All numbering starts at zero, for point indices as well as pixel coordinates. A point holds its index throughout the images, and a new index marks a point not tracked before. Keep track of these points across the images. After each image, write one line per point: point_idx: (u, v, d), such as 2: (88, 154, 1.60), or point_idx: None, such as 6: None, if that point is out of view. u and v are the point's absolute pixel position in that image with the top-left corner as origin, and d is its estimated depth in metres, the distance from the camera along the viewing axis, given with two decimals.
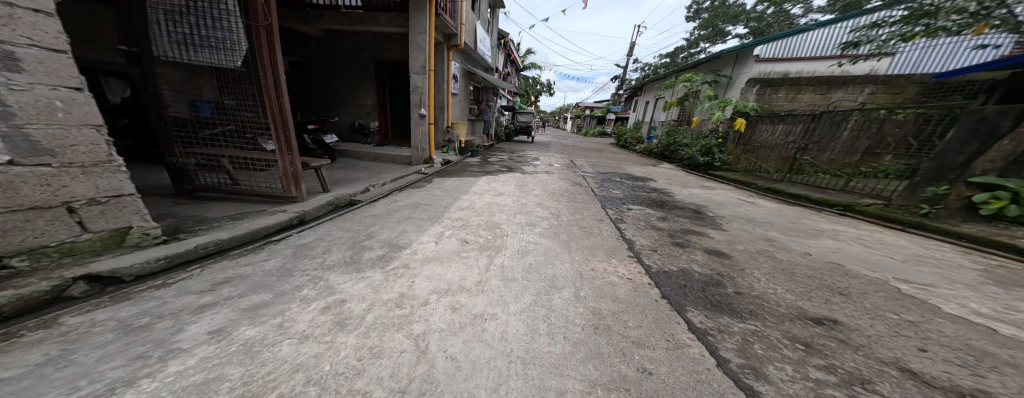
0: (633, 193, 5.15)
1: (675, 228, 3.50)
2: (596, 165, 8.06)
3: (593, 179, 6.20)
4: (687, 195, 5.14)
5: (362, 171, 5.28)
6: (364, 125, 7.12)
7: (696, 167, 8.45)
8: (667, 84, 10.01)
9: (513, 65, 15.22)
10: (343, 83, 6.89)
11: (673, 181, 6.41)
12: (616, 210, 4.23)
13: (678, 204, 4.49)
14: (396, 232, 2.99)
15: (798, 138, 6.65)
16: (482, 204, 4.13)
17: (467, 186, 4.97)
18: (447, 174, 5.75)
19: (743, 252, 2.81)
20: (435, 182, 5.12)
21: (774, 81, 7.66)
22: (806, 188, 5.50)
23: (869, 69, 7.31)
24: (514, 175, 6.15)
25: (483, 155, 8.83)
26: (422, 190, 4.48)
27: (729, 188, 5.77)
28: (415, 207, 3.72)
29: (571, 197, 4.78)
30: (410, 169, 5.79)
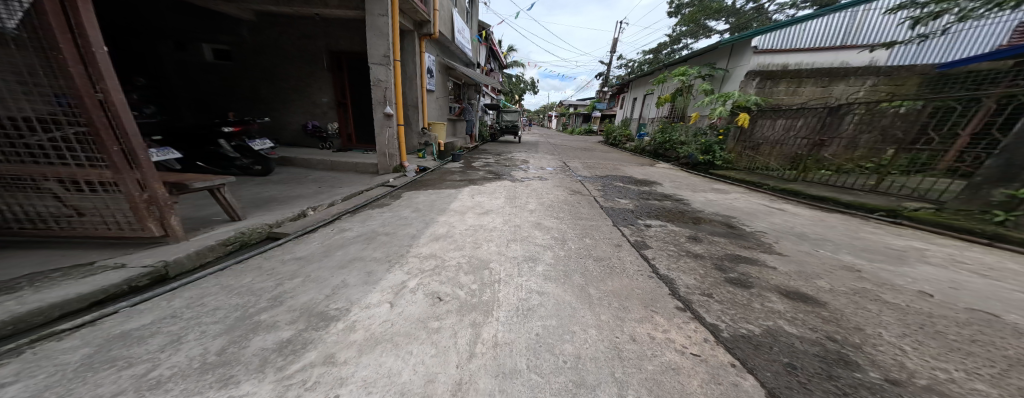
0: (645, 203, 4.34)
1: (720, 252, 2.67)
2: (591, 168, 7.26)
3: (594, 186, 5.34)
4: (706, 202, 4.39)
5: (307, 184, 4.09)
6: (319, 128, 5.90)
7: (696, 166, 7.85)
8: (659, 79, 9.30)
9: (494, 62, 14.18)
10: (290, 76, 5.62)
11: (680, 184, 5.69)
12: (634, 228, 3.37)
13: (704, 216, 3.70)
14: (328, 287, 1.92)
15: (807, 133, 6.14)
16: (463, 230, 3.12)
17: (444, 201, 3.95)
18: (419, 186, 4.67)
19: (835, 293, 2.00)
20: (403, 197, 4.04)
21: (774, 72, 6.81)
22: (826, 188, 4.89)
23: (870, 58, 6.52)
24: (500, 183, 5.17)
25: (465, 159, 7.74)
26: (383, 211, 3.38)
27: (744, 191, 5.10)
28: (369, 239, 2.66)
29: (574, 212, 3.87)
30: (375, 181, 4.65)
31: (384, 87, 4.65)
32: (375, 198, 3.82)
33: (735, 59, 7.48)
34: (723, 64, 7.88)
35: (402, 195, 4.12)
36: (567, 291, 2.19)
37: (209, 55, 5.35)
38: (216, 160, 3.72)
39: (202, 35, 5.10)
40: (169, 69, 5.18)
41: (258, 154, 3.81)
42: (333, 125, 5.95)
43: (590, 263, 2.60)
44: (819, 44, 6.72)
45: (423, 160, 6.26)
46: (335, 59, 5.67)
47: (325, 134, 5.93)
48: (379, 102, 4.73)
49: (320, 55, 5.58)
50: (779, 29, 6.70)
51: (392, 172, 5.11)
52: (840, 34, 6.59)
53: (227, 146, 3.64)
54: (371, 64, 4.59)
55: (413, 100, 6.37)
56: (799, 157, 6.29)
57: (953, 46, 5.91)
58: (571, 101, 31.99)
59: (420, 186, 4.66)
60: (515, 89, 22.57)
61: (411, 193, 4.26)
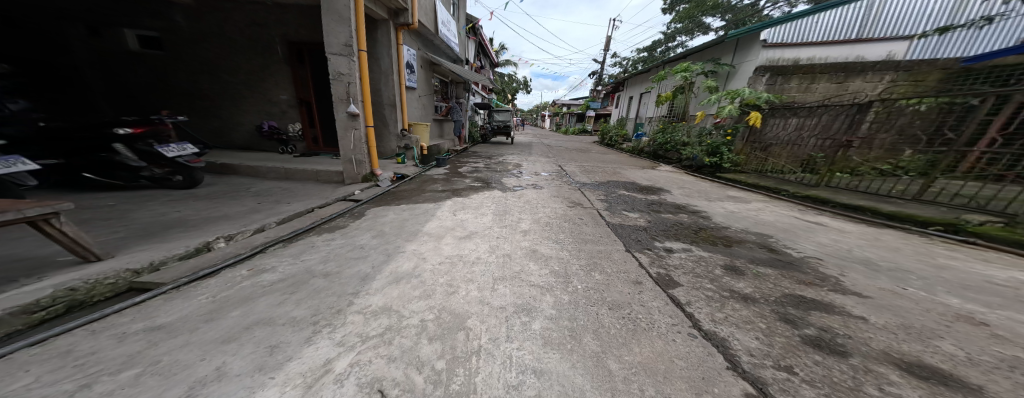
0: (658, 217, 3.68)
1: (775, 292, 2.00)
2: (590, 172, 6.62)
3: (596, 196, 4.67)
4: (727, 214, 3.77)
5: (243, 198, 3.19)
6: (277, 129, 5.08)
7: (700, 169, 7.25)
8: (659, 75, 8.61)
9: (484, 59, 13.46)
10: (237, 69, 4.77)
11: (690, 191, 5.09)
12: (652, 255, 2.69)
13: (734, 233, 3.06)
14: (181, 385, 1.15)
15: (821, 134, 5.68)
16: (435, 265, 2.39)
17: (418, 220, 3.21)
18: (389, 198, 3.87)
19: (979, 366, 1.33)
20: (365, 213, 3.24)
21: (785, 68, 6.18)
22: (856, 195, 4.29)
23: (887, 52, 5.92)
24: (486, 194, 4.44)
25: (452, 163, 6.91)
26: (332, 236, 2.61)
27: (764, 198, 4.52)
28: (296, 284, 1.89)
29: (576, 233, 3.19)
30: (338, 193, 3.75)
31: (346, 82, 3.76)
32: (329, 216, 3.00)
33: (741, 54, 6.86)
34: (727, 60, 7.26)
35: (366, 210, 3.33)
36: (576, 366, 1.47)
37: (134, 42, 4.53)
38: (114, 171, 2.89)
39: (123, 19, 4.30)
40: (81, 58, 4.33)
41: (178, 163, 3.01)
42: (294, 126, 5.16)
43: (604, 315, 1.92)
44: (832, 38, 6.10)
45: (402, 166, 5.41)
46: (292, 49, 4.84)
47: (286, 136, 5.11)
48: (342, 99, 3.79)
49: (273, 44, 4.75)
50: (790, 20, 6.07)
51: (362, 181, 4.19)
52: (856, 26, 5.99)
53: (127, 152, 2.84)
54: (328, 55, 3.69)
55: (389, 99, 5.50)
56: (818, 159, 5.68)
57: (978, 38, 5.35)
58: (564, 101, 31.51)
59: (389, 198, 3.85)
60: (507, 88, 21.87)
61: (375, 207, 3.46)
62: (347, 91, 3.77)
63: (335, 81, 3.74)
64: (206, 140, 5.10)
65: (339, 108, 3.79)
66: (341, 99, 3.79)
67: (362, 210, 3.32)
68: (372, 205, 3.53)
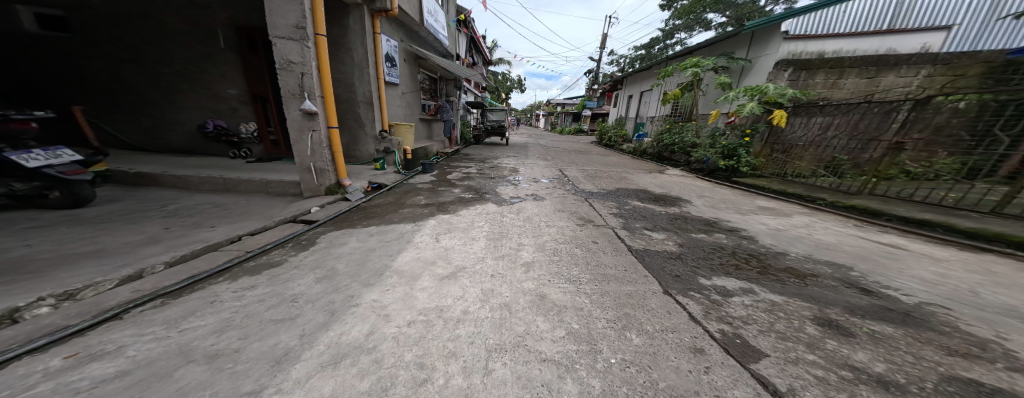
0: (690, 237, 2.97)
1: (928, 374, 1.29)
2: (594, 177, 5.93)
3: (606, 209, 3.95)
4: (772, 230, 3.08)
5: (147, 221, 2.32)
6: (226, 129, 4.26)
7: (712, 173, 6.53)
8: (665, 71, 7.90)
9: (477, 55, 12.67)
10: (171, 58, 3.98)
11: (713, 200, 4.42)
12: (704, 301, 1.96)
13: (799, 261, 2.35)
14: None
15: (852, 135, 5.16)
16: (400, 329, 1.62)
17: (387, 249, 2.43)
18: (355, 214, 3.07)
19: None
20: (316, 238, 2.44)
21: (809, 62, 5.55)
22: (911, 207, 3.66)
23: (920, 45, 5.34)
24: (476, 209, 3.68)
25: (440, 168, 6.11)
26: (254, 279, 1.81)
27: (803, 209, 3.86)
28: (149, 383, 1.09)
29: (593, 267, 2.45)
30: (289, 210, 2.87)
31: (299, 72, 2.88)
32: (260, 245, 2.18)
33: (759, 47, 6.20)
34: (741, 55, 6.64)
35: (320, 233, 2.53)
36: None
37: (32, 23, 3.80)
38: None
39: None
40: None
41: (51, 177, 2.37)
42: (249, 126, 4.34)
43: None
44: (860, 28, 5.44)
45: (381, 173, 4.57)
46: (243, 36, 4.04)
47: (238, 138, 4.29)
48: (294, 94, 2.92)
49: (213, 29, 3.94)
50: (816, 9, 5.42)
51: (326, 194, 3.31)
52: (888, 16, 5.35)
53: None
54: (273, 39, 2.80)
55: (365, 95, 4.60)
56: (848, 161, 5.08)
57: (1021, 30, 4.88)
58: (558, 100, 30.84)
59: (355, 215, 3.03)
60: (500, 86, 21.09)
61: (334, 229, 2.66)
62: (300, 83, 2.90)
63: (283, 71, 2.87)
64: (137, 141, 4.34)
65: (292, 105, 2.93)
66: (293, 94, 2.92)
67: (314, 234, 2.51)
68: (330, 225, 2.72)
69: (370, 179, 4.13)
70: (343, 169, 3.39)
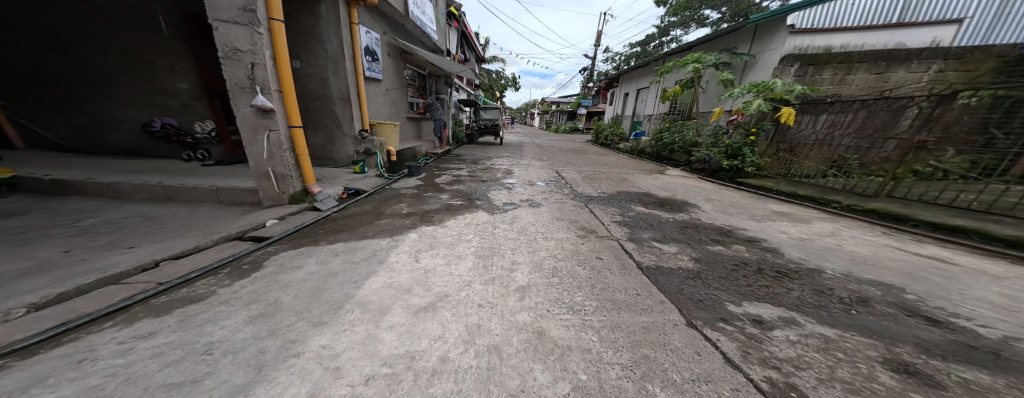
0: (706, 250, 2.61)
1: None
2: (592, 179, 5.56)
3: (608, 217, 3.59)
4: (796, 240, 2.75)
5: (46, 242, 1.85)
6: (179, 128, 4.27)
7: (714, 173, 6.23)
8: (664, 67, 7.57)
9: (468, 52, 12.20)
10: (107, 46, 3.80)
11: (723, 204, 4.09)
12: (738, 336, 1.60)
13: (839, 281, 2.01)
14: None
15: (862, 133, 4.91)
16: (352, 390, 1.20)
17: (352, 273, 2.01)
18: (321, 227, 2.63)
19: None
20: (263, 260, 2.01)
21: (817, 57, 5.30)
22: (933, 210, 3.39)
23: (930, 39, 5.06)
24: (465, 219, 3.28)
25: (429, 170, 5.67)
26: (159, 324, 1.38)
27: (822, 214, 3.54)
28: None
29: (599, 291, 2.09)
30: (239, 223, 2.41)
31: (249, 63, 2.43)
32: (183, 273, 1.75)
33: (763, 41, 5.92)
34: (744, 50, 6.36)
35: (270, 253, 2.09)
36: None
37: None
38: None
39: None
40: None
41: None
42: (204, 125, 4.35)
43: None
44: (869, 22, 5.21)
45: (360, 177, 4.11)
46: (191, 24, 4.00)
47: (191, 139, 4.32)
48: (245, 88, 2.46)
49: (155, 15, 3.80)
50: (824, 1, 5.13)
51: (290, 203, 2.85)
52: (899, 8, 5.08)
53: None
54: (215, 23, 2.34)
55: (341, 92, 4.05)
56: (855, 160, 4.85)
57: None
58: (553, 98, 30.48)
59: (321, 228, 2.59)
60: (494, 85, 20.65)
61: (291, 247, 2.23)
62: (251, 75, 2.45)
63: (229, 60, 2.42)
64: (66, 139, 4.08)
65: (242, 101, 2.47)
66: (243, 88, 2.46)
67: (263, 254, 2.07)
68: (286, 241, 2.29)
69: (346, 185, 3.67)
70: (310, 174, 2.93)
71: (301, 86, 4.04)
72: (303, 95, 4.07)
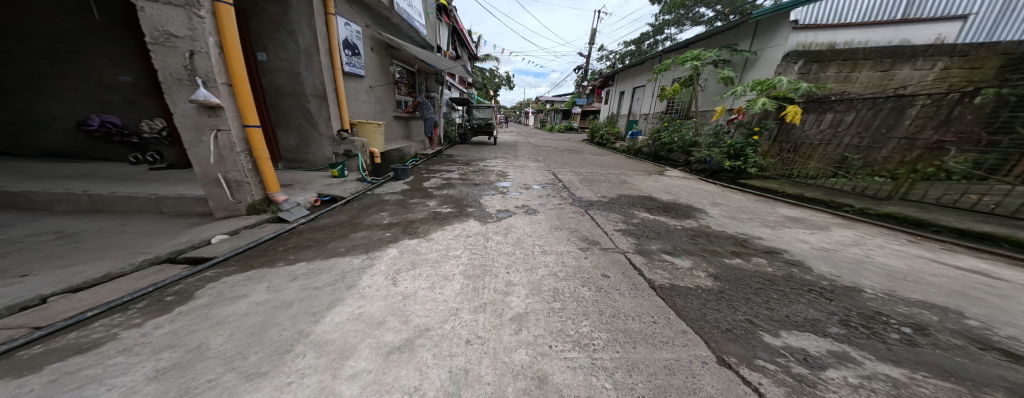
0: (724, 266, 2.34)
1: None
2: (590, 182, 5.29)
3: (611, 226, 3.31)
4: (820, 250, 2.50)
5: None
6: (122, 127, 3.89)
7: (715, 174, 6.00)
8: (663, 65, 7.34)
9: (460, 50, 11.85)
10: (33, 31, 3.41)
11: (731, 207, 3.85)
12: (790, 379, 1.30)
13: (885, 302, 1.74)
14: None
15: (866, 133, 4.77)
16: None
17: (310, 304, 1.68)
18: (281, 243, 2.26)
19: None
20: (196, 288, 1.66)
21: (822, 53, 5.09)
22: (952, 214, 3.21)
23: (935, 36, 4.90)
24: (454, 231, 2.95)
25: (417, 173, 5.30)
26: (15, 389, 1.04)
27: (837, 219, 3.32)
28: None
29: (609, 320, 1.80)
30: (175, 241, 2.04)
31: (188, 50, 2.05)
32: (80, 310, 1.39)
33: (765, 38, 5.73)
34: (745, 47, 6.16)
35: (206, 279, 1.73)
36: None
37: None
38: None
39: None
40: None
41: None
42: (151, 124, 3.97)
43: None
44: (874, 18, 4.99)
45: (339, 182, 3.72)
46: (131, 10, 3.63)
47: (138, 139, 3.94)
48: (182, 80, 2.07)
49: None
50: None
51: (249, 214, 2.48)
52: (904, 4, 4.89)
53: None
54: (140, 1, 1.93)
55: (315, 88, 3.64)
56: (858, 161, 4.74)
57: None
58: (547, 98, 30.30)
59: (280, 245, 2.23)
60: (488, 83, 20.30)
61: (237, 271, 1.87)
62: (189, 65, 2.06)
63: (160, 46, 2.01)
64: None
65: (178, 95, 2.08)
66: (179, 80, 2.07)
67: (196, 281, 1.71)
68: (232, 263, 1.93)
69: (320, 191, 3.29)
70: (273, 181, 2.57)
71: (269, 81, 3.63)
72: (271, 91, 3.66)
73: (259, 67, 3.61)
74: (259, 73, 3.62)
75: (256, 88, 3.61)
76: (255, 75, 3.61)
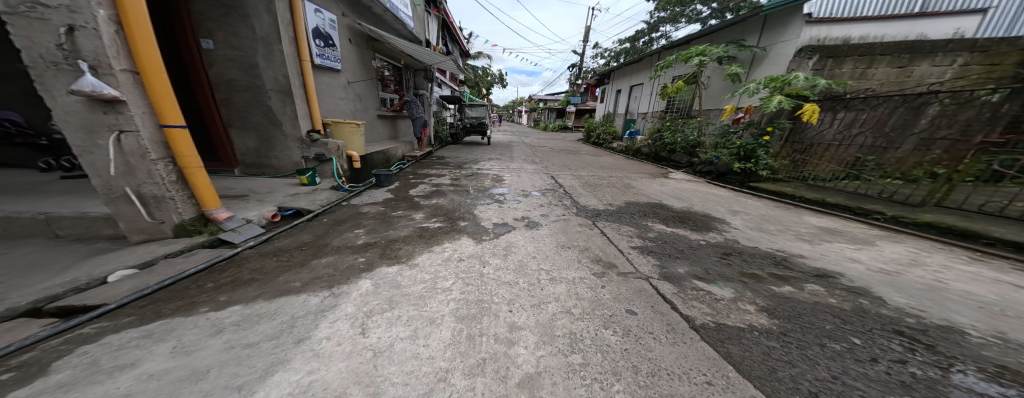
0: (774, 296, 1.92)
1: None
2: (594, 187, 4.87)
3: (625, 242, 2.87)
4: (878, 272, 2.13)
5: None
6: (26, 126, 3.43)
7: (722, 177, 5.66)
8: (665, 62, 6.97)
9: (451, 46, 11.30)
10: None
11: (752, 216, 3.48)
12: None
13: (1005, 353, 1.37)
14: None
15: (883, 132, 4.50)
16: None
17: (236, 373, 1.21)
18: (212, 278, 1.77)
19: None
20: (55, 358, 1.19)
21: (837, 48, 4.74)
22: (1001, 223, 2.90)
23: (953, 31, 4.64)
24: (444, 256, 2.48)
25: (404, 178, 4.78)
26: None
27: (874, 229, 2.98)
28: None
29: (649, 382, 1.37)
30: (54, 281, 1.56)
31: (64, 27, 1.58)
32: None
33: (774, 33, 5.40)
34: (752, 42, 5.83)
35: (77, 341, 1.27)
36: None
37: None
38: None
39: None
40: None
41: None
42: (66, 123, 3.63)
43: None
44: (890, 11, 4.73)
45: (310, 191, 3.18)
46: None
47: (47, 140, 3.54)
48: (58, 64, 1.63)
49: None
50: None
51: (180, 236, 2.02)
52: None
53: None
54: None
55: (278, 82, 3.08)
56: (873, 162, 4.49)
57: None
58: (540, 97, 29.89)
59: (209, 281, 1.74)
60: (480, 81, 19.72)
61: (133, 323, 1.40)
62: (66, 44, 1.60)
63: (20, 18, 1.56)
64: None
65: (55, 84, 1.64)
66: (55, 63, 1.62)
67: (60, 344, 1.25)
68: (127, 313, 1.45)
69: (282, 203, 2.75)
70: (209, 194, 2.14)
71: (219, 74, 3.05)
72: (222, 86, 3.09)
73: (206, 56, 3.02)
74: (206, 64, 3.04)
75: (202, 82, 3.04)
76: (202, 66, 3.04)
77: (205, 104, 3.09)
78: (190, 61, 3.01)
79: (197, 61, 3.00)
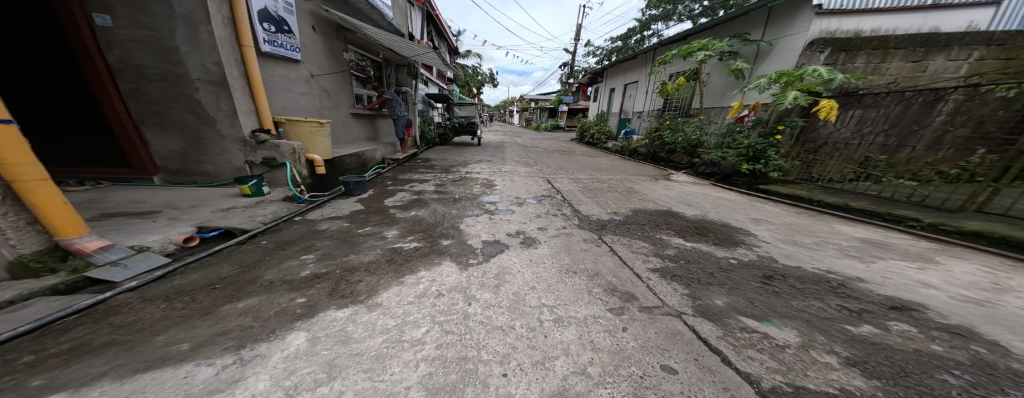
0: (857, 342, 1.48)
1: None
2: (595, 192, 4.41)
3: (641, 264, 2.43)
4: (971, 302, 1.71)
5: None
6: None
7: (728, 178, 5.27)
8: (662, 58, 6.56)
9: (437, 42, 10.67)
10: None
11: (778, 223, 3.06)
12: None
13: None
14: None
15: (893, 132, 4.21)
16: None
17: None
18: (37, 347, 1.18)
19: None
20: None
21: (851, 40, 4.32)
22: None
23: (966, 23, 4.31)
24: (418, 292, 1.94)
25: (382, 184, 4.19)
26: None
27: (924, 241, 2.60)
28: None
29: None
30: None
31: None
32: None
33: (780, 25, 5.01)
34: (756, 36, 5.45)
35: None
36: None
37: None
38: None
39: None
40: None
41: None
42: None
43: None
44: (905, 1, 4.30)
45: (253, 205, 2.58)
46: None
47: None
48: None
49: None
50: None
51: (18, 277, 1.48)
52: None
53: None
54: None
55: (206, 70, 2.46)
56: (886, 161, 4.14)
57: None
58: (532, 96, 29.62)
59: (29, 353, 1.15)
60: (470, 80, 19.12)
61: None
62: None
63: None
64: None
65: None
66: None
67: None
68: None
69: (203, 223, 2.15)
70: (63, 218, 1.62)
71: (122, 58, 2.39)
72: (129, 75, 2.43)
73: (103, 36, 2.35)
74: (103, 46, 2.37)
75: (97, 69, 2.37)
76: (96, 48, 2.36)
77: (105, 98, 2.44)
78: (77, 41, 2.32)
79: (87, 41, 2.32)
